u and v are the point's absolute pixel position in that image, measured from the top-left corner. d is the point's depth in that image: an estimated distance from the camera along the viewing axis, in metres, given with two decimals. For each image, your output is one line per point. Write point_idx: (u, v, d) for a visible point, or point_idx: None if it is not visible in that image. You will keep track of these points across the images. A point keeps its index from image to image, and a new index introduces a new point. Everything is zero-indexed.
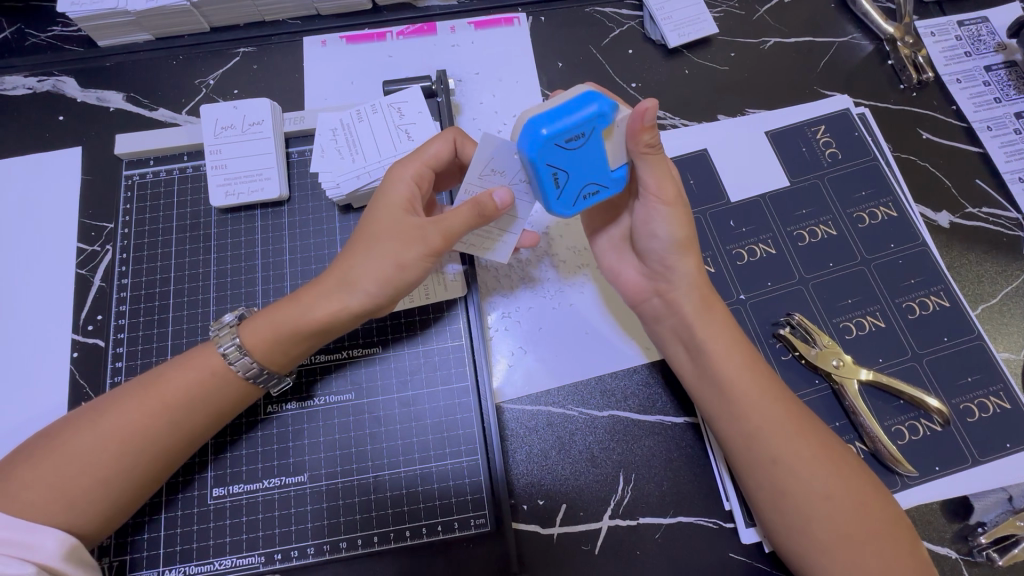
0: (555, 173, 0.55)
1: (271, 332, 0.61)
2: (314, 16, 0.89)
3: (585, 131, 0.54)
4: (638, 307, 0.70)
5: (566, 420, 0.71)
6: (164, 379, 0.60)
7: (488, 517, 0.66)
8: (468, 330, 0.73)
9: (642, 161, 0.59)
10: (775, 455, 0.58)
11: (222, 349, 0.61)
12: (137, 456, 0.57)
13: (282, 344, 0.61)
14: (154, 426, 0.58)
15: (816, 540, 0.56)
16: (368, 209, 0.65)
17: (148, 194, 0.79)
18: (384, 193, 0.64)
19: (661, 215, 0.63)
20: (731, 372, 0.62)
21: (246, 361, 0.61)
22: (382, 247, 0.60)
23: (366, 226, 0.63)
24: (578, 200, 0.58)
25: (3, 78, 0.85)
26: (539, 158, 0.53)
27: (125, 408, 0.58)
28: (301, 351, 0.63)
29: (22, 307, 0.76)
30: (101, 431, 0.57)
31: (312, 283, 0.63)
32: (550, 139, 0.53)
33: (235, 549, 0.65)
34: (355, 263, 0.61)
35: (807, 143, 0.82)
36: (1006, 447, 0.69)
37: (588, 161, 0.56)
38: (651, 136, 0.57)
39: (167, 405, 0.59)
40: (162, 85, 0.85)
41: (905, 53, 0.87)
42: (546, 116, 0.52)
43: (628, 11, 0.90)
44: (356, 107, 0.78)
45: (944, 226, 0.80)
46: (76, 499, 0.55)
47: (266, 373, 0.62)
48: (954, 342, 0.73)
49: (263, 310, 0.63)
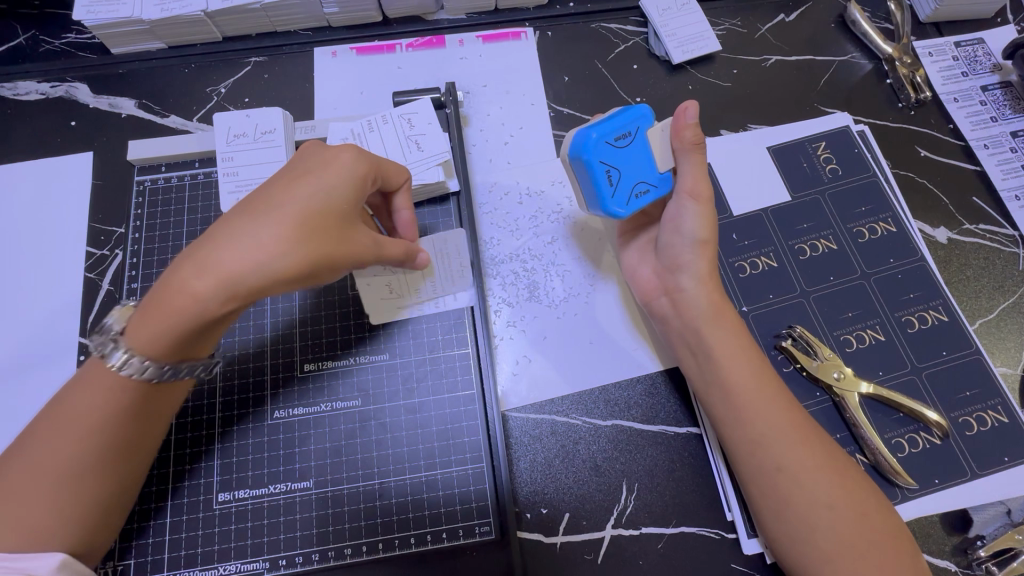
0: (608, 171, 0.63)
1: (156, 330, 0.54)
2: (325, 27, 0.90)
3: (630, 133, 0.64)
4: (647, 307, 0.71)
5: (570, 429, 0.71)
6: (82, 403, 0.55)
7: (492, 525, 0.66)
8: (475, 337, 0.74)
9: (685, 157, 0.64)
10: (780, 464, 0.59)
11: (113, 360, 0.54)
12: (90, 471, 0.55)
13: (169, 340, 0.54)
14: (85, 452, 0.54)
15: (819, 549, 0.57)
16: (297, 188, 0.57)
17: (159, 199, 0.79)
18: (315, 172, 0.58)
19: (691, 212, 0.65)
20: (737, 376, 0.63)
21: (137, 362, 0.54)
22: (300, 228, 0.54)
23: (292, 205, 0.55)
24: (631, 200, 0.65)
25: (17, 84, 0.87)
26: (593, 156, 0.62)
27: (48, 439, 0.54)
28: (187, 342, 0.56)
29: (29, 309, 0.76)
30: (43, 455, 0.54)
31: (209, 253, 0.53)
32: (602, 139, 0.62)
33: (240, 555, 0.65)
34: (266, 243, 0.53)
35: (808, 158, 0.84)
36: (1004, 460, 0.70)
37: (635, 163, 0.64)
38: (694, 133, 0.64)
39: (92, 424, 0.54)
40: (174, 93, 0.87)
41: (903, 73, 0.89)
42: (597, 123, 0.63)
43: (633, 27, 0.92)
44: (368, 117, 0.79)
45: (942, 241, 0.82)
46: (38, 523, 0.52)
47: (167, 371, 0.56)
48: (953, 356, 0.74)
49: (159, 295, 0.54)
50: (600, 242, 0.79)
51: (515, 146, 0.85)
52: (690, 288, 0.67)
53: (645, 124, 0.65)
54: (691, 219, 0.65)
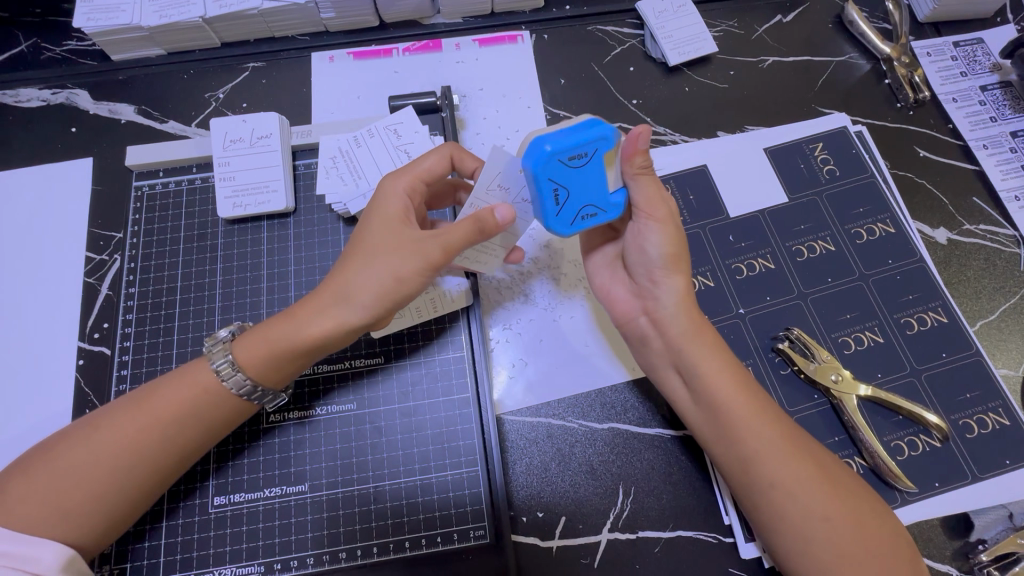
0: (556, 190, 0.58)
1: (266, 350, 0.61)
2: (322, 33, 0.91)
3: (587, 152, 0.57)
4: (624, 331, 0.70)
5: (566, 432, 0.71)
6: (161, 394, 0.60)
7: (488, 529, 0.66)
8: (470, 341, 0.73)
9: (634, 183, 0.61)
10: (772, 480, 0.58)
11: (216, 366, 0.61)
12: (129, 472, 0.57)
13: (276, 360, 0.61)
14: (148, 443, 0.58)
15: (817, 562, 0.56)
16: (363, 224, 0.65)
17: (157, 204, 0.80)
18: (379, 212, 0.64)
19: (654, 232, 0.64)
20: (722, 394, 0.62)
21: (239, 378, 0.61)
22: (381, 260, 0.61)
23: (362, 241, 0.63)
24: (576, 221, 0.60)
25: (18, 91, 0.87)
26: (541, 172, 0.56)
27: (120, 421, 0.59)
28: (293, 369, 0.63)
29: (29, 314, 0.77)
30: (92, 445, 0.57)
31: (305, 299, 0.63)
32: (554, 155, 0.56)
33: (236, 559, 0.65)
34: (353, 278, 0.61)
35: (805, 160, 0.83)
36: (1005, 463, 0.69)
37: (587, 185, 0.59)
38: (644, 160, 0.60)
39: (162, 418, 0.59)
40: (172, 99, 0.87)
41: (902, 73, 0.88)
42: (552, 135, 0.56)
43: (630, 30, 0.92)
44: (355, 132, 0.79)
45: (942, 242, 0.81)
46: (76, 509, 0.56)
47: (260, 391, 0.62)
48: (952, 358, 0.73)
49: (253, 328, 0.63)
50: None
51: (510, 149, 0.86)
52: (667, 305, 0.65)
53: (606, 146, 0.58)
54: (657, 240, 0.64)
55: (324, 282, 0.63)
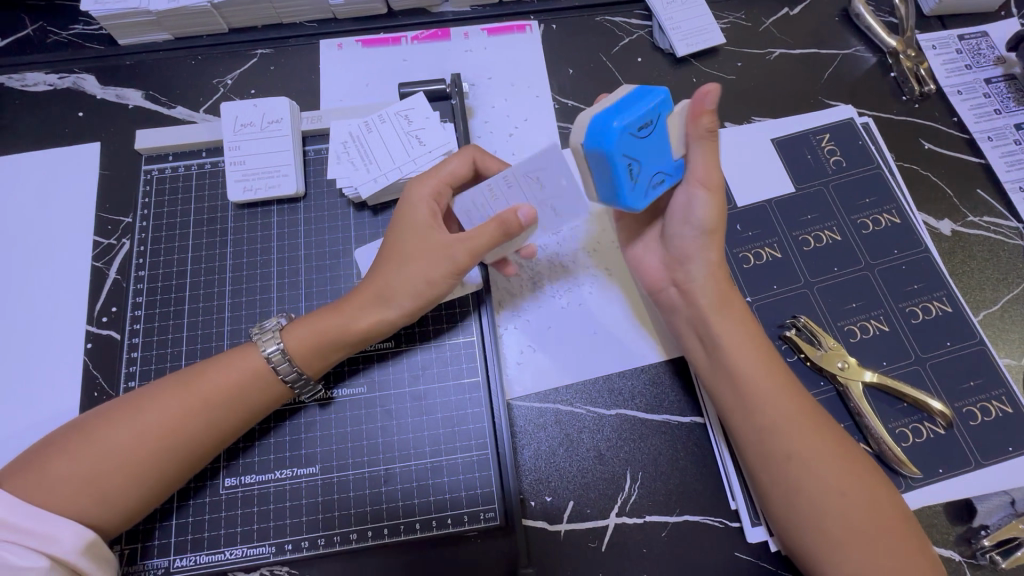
0: (630, 164, 0.58)
1: (313, 340, 0.64)
2: (330, 20, 0.91)
3: (651, 121, 0.58)
4: (654, 297, 0.72)
5: (574, 417, 0.71)
6: (208, 377, 0.61)
7: (498, 511, 0.67)
8: (480, 327, 0.74)
9: (696, 145, 0.62)
10: (790, 451, 0.59)
11: (267, 353, 0.63)
12: (171, 453, 0.58)
13: (322, 352, 0.64)
14: (193, 423, 0.59)
15: (829, 536, 0.57)
16: (392, 227, 0.68)
17: (166, 188, 0.80)
18: (406, 215, 0.67)
19: (702, 200, 0.64)
20: (744, 368, 0.63)
21: (290, 366, 0.63)
22: (413, 265, 0.64)
23: (394, 244, 0.66)
24: (648, 193, 0.62)
25: (25, 75, 0.87)
26: (616, 149, 0.56)
27: (166, 401, 0.60)
28: (337, 358, 0.66)
29: (37, 297, 0.77)
30: (137, 424, 0.58)
31: (349, 294, 0.66)
32: (624, 128, 0.56)
33: (246, 540, 0.65)
34: (389, 281, 0.64)
35: (811, 150, 0.84)
36: (1008, 450, 0.70)
37: (653, 153, 0.60)
38: (708, 121, 0.61)
39: (209, 400, 0.60)
40: (180, 84, 0.87)
41: (908, 66, 0.89)
42: (614, 109, 0.56)
43: (638, 21, 0.93)
44: (365, 117, 0.79)
45: (946, 233, 0.82)
46: (116, 489, 0.57)
47: (304, 378, 0.64)
48: (957, 347, 0.74)
49: (304, 317, 0.66)
50: (607, 232, 0.80)
51: (519, 138, 0.86)
52: (699, 277, 0.66)
53: (665, 110, 0.60)
54: (702, 208, 0.64)
55: (364, 282, 0.66)
